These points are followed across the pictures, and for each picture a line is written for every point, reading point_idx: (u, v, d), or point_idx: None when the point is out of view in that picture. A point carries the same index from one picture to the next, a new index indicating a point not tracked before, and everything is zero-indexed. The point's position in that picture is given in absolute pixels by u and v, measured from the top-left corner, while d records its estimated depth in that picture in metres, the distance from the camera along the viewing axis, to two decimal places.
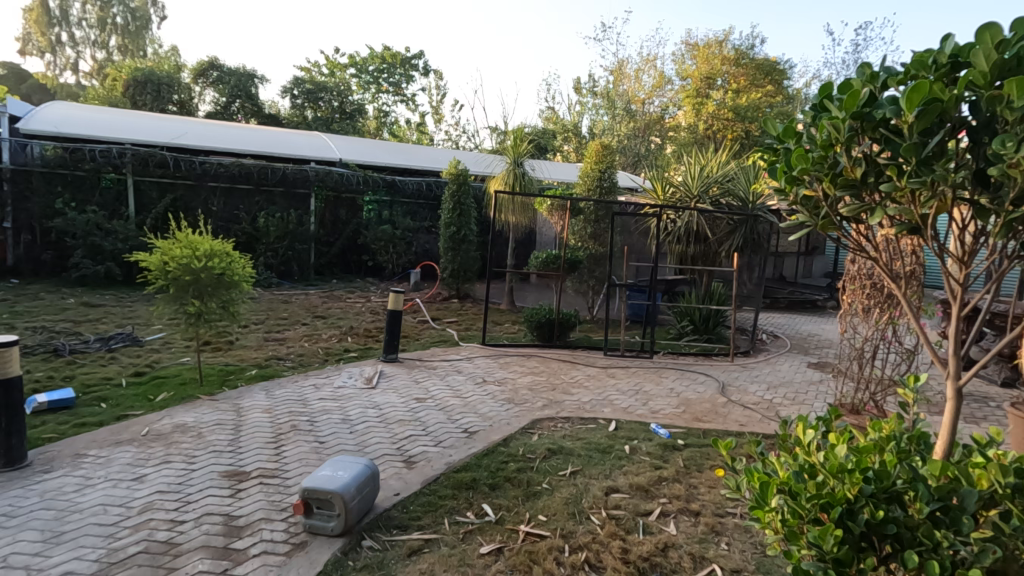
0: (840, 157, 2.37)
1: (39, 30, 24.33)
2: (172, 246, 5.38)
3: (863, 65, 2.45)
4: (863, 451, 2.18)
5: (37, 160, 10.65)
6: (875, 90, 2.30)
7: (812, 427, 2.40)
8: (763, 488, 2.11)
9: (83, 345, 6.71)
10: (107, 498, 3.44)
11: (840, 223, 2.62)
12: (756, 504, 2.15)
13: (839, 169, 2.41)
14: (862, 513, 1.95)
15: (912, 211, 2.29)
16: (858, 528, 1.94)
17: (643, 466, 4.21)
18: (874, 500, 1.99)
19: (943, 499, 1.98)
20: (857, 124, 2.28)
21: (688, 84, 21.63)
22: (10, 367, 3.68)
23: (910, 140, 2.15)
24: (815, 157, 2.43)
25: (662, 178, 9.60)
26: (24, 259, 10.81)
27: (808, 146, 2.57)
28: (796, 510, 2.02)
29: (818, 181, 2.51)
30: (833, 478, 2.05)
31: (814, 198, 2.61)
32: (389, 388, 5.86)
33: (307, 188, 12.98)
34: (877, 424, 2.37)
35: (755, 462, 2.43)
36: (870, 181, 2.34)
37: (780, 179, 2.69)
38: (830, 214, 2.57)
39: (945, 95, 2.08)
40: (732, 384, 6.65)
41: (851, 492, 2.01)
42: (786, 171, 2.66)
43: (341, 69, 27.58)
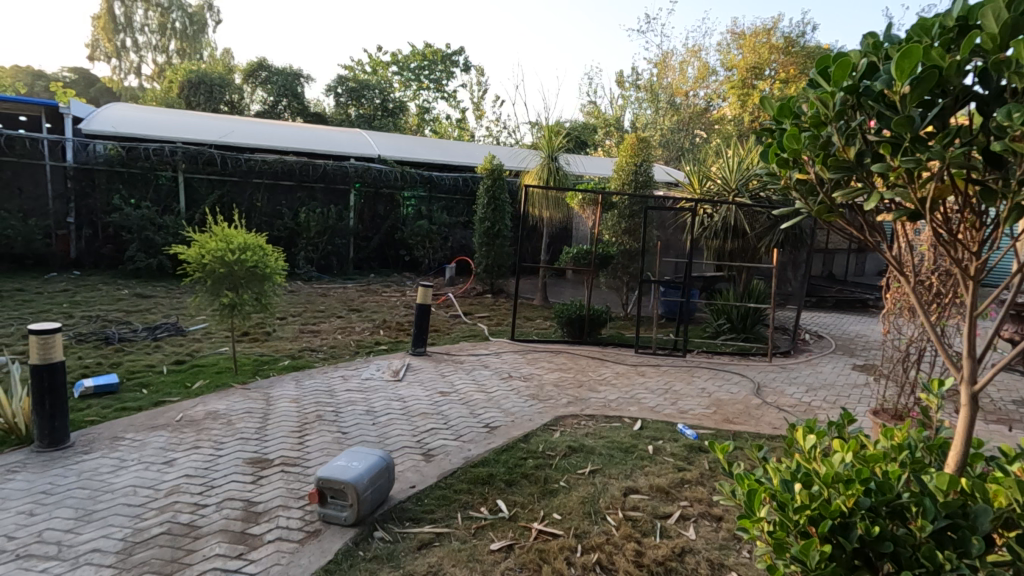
0: (832, 136, 2.21)
1: (105, 36, 25.72)
2: (208, 239, 5.58)
3: (865, 36, 2.28)
4: (867, 461, 2.06)
5: (98, 159, 11.22)
6: (875, 61, 2.12)
7: (817, 434, 2.29)
8: (750, 496, 2.00)
9: (131, 333, 7.06)
10: (137, 479, 3.59)
11: (839, 210, 2.43)
12: (744, 514, 2.03)
13: (832, 150, 2.25)
14: (856, 529, 1.82)
15: (911, 192, 2.10)
16: (851, 545, 1.81)
17: (666, 467, 4.08)
18: (871, 515, 1.86)
19: (953, 517, 1.81)
20: (849, 99, 2.12)
21: (734, 75, 20.92)
22: (53, 353, 3.88)
23: (904, 114, 1.97)
24: (806, 135, 2.28)
25: (699, 171, 9.34)
26: (86, 253, 11.46)
27: (804, 125, 2.40)
28: (784, 522, 1.91)
29: (812, 163, 2.34)
30: (828, 489, 1.94)
31: (808, 181, 2.46)
32: (414, 381, 5.91)
33: (347, 184, 13.26)
34: (888, 430, 2.26)
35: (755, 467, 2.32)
36: (867, 163, 2.16)
37: (772, 162, 2.53)
38: (825, 198, 2.39)
39: (945, 61, 1.89)
40: (767, 385, 6.39)
41: (847, 505, 1.89)
42: (779, 153, 2.48)
43: (384, 67, 28.02)
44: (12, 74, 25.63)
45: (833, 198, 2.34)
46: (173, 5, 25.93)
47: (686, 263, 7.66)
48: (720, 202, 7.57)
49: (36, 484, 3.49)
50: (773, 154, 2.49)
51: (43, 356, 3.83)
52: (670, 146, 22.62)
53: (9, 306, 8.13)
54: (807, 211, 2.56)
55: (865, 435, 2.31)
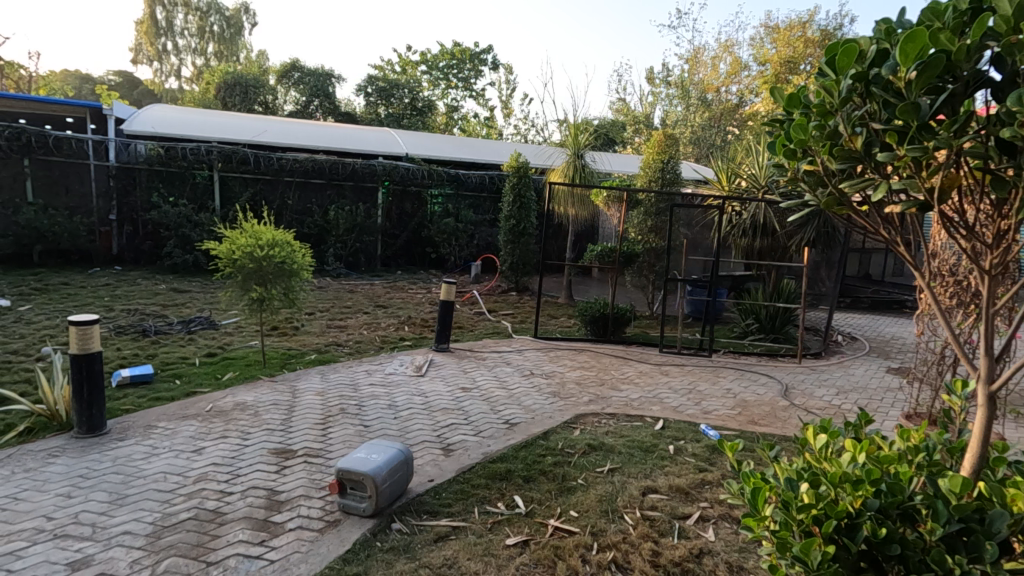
0: (838, 125, 2.15)
1: (148, 40, 26.62)
2: (238, 235, 5.74)
3: (877, 22, 2.21)
4: (881, 462, 1.99)
5: (139, 158, 11.63)
6: (883, 47, 2.06)
7: (830, 435, 2.23)
8: (754, 493, 1.95)
9: (167, 326, 7.30)
10: (168, 466, 3.72)
11: (847, 202, 2.36)
12: (748, 513, 1.98)
13: (839, 139, 2.18)
14: (863, 530, 1.77)
15: (918, 182, 2.04)
16: (857, 546, 1.76)
17: (686, 468, 4.02)
18: (879, 517, 1.81)
19: (965, 521, 1.75)
20: (856, 87, 2.07)
21: (767, 70, 20.46)
22: (90, 343, 4.04)
23: (909, 101, 1.91)
24: (812, 125, 2.23)
25: (728, 167, 9.15)
26: (127, 249, 11.91)
27: (811, 114, 2.34)
28: (787, 522, 1.86)
29: (819, 154, 2.29)
30: (836, 489, 1.89)
31: (816, 173, 2.39)
32: (437, 376, 5.97)
33: (375, 182, 13.43)
34: (904, 432, 2.19)
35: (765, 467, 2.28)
36: (874, 153, 2.09)
37: (779, 154, 2.49)
38: (833, 189, 2.33)
39: (954, 45, 1.83)
40: (796, 387, 6.23)
41: (854, 505, 1.84)
42: (786, 144, 2.43)
43: (413, 66, 28.28)
44: (62, 78, 26.74)
45: (840, 189, 2.28)
46: (212, 9, 26.70)
47: (714, 261, 7.47)
48: (749, 199, 7.38)
49: (74, 469, 3.65)
50: (781, 146, 2.45)
51: (82, 346, 4.00)
52: (701, 143, 22.01)
53: (55, 299, 8.51)
54: (817, 203, 2.49)
55: (881, 435, 2.24)
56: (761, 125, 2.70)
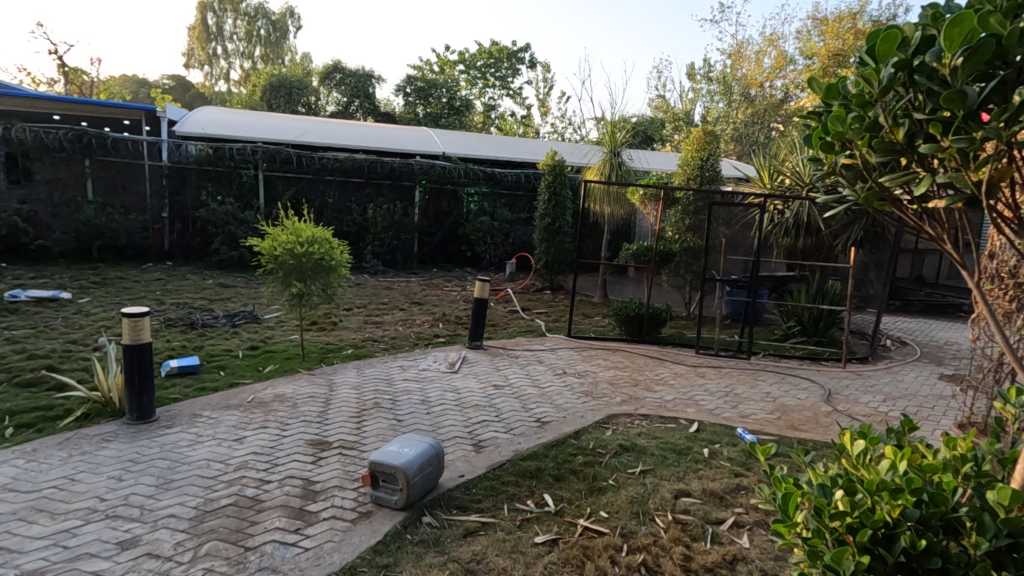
0: (879, 117, 2.06)
1: (200, 45, 27.75)
2: (280, 232, 5.92)
3: (925, 7, 2.09)
4: (923, 471, 1.89)
5: (190, 159, 12.12)
6: (930, 34, 1.95)
7: (869, 442, 2.14)
8: (785, 499, 1.90)
9: (213, 320, 7.60)
10: (211, 454, 3.88)
11: (888, 197, 2.26)
12: (778, 518, 1.92)
13: (879, 132, 2.09)
14: (901, 541, 1.69)
15: (965, 176, 1.93)
16: (893, 558, 1.69)
17: (721, 472, 3.92)
18: (919, 528, 1.73)
19: (1016, 536, 1.66)
20: (897, 77, 1.99)
21: (814, 63, 19.70)
22: (141, 334, 4.23)
23: (955, 90, 1.81)
24: (850, 117, 2.15)
25: (770, 164, 8.88)
26: (177, 245, 12.41)
27: (850, 106, 2.24)
28: (819, 529, 1.79)
29: (857, 147, 2.20)
30: (872, 497, 1.81)
31: (854, 167, 2.29)
32: (470, 373, 6.02)
33: (413, 181, 13.61)
34: (950, 440, 2.08)
35: (800, 472, 2.20)
36: (917, 145, 2.01)
37: (816, 147, 2.40)
38: (873, 183, 2.23)
39: (1005, 30, 1.72)
40: (840, 393, 5.99)
41: (892, 515, 1.76)
42: (823, 138, 2.34)
43: (451, 66, 28.49)
44: (120, 82, 28.09)
45: (881, 183, 2.18)
46: (259, 14, 27.63)
47: (754, 261, 7.22)
48: (793, 197, 7.10)
49: (126, 453, 3.85)
50: (818, 138, 2.36)
51: (133, 338, 4.19)
52: (743, 140, 22.16)
53: (112, 292, 8.98)
54: (856, 198, 2.39)
55: (925, 443, 2.12)
56: (799, 117, 2.61)
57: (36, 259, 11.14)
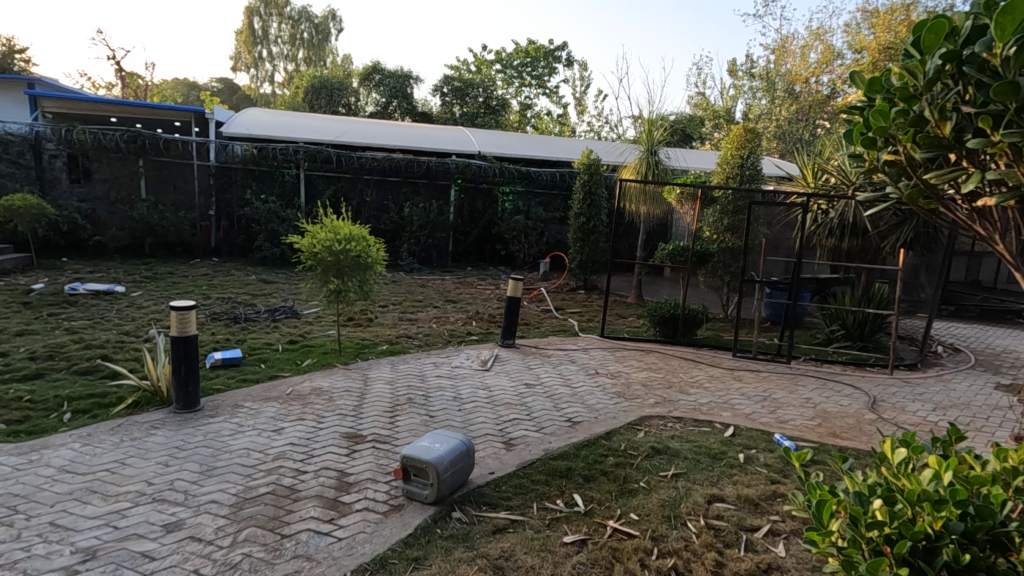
0: (925, 110, 1.97)
1: (246, 48, 28.69)
2: (319, 230, 6.07)
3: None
4: (970, 482, 1.80)
5: (236, 159, 12.51)
6: (980, 23, 1.87)
7: (912, 451, 2.05)
8: (820, 506, 1.84)
9: (255, 314, 7.86)
10: (251, 443, 4.02)
11: (933, 194, 2.17)
12: (812, 526, 1.87)
13: (924, 125, 2.00)
14: (942, 555, 1.62)
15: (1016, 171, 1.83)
16: (934, 571, 1.62)
17: (757, 478, 3.82)
18: (963, 541, 1.65)
19: None
20: (946, 68, 1.92)
21: (863, 58, 18.65)
22: (188, 327, 4.40)
23: (1006, 81, 1.73)
24: (894, 111, 2.05)
25: (815, 163, 8.59)
26: (223, 242, 12.87)
27: (893, 100, 2.15)
28: (856, 540, 1.73)
29: (902, 142, 2.10)
30: (913, 508, 1.73)
31: (899, 163, 2.18)
32: (501, 371, 6.04)
33: (448, 180, 13.75)
34: (1000, 451, 1.97)
35: (838, 480, 2.13)
36: (966, 140, 1.92)
37: (857, 143, 2.29)
38: (918, 181, 2.13)
39: None
40: (885, 400, 5.75)
41: (934, 527, 1.68)
42: (864, 133, 2.24)
43: (488, 66, 28.57)
44: (173, 85, 29.33)
45: (927, 181, 2.09)
46: (302, 18, 28.44)
47: (796, 262, 6.97)
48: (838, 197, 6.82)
49: (172, 440, 4.03)
50: (858, 134, 2.25)
51: (181, 330, 4.39)
52: (786, 137, 21.71)
53: (162, 287, 9.40)
54: (899, 196, 2.29)
55: (973, 454, 2.02)
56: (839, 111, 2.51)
57: (94, 254, 11.77)
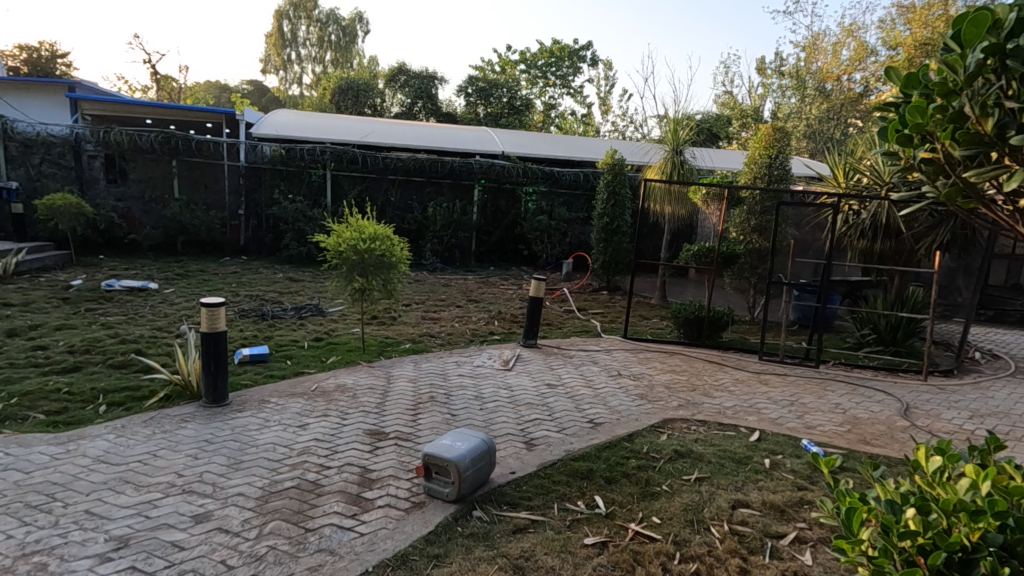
0: (965, 106, 1.90)
1: (275, 51, 29.24)
2: (344, 229, 6.14)
3: None
4: (1009, 493, 1.73)
5: (265, 159, 12.75)
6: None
7: (947, 460, 1.98)
8: (850, 513, 1.79)
9: (281, 312, 8.01)
10: (277, 438, 4.09)
11: (973, 193, 2.08)
12: (841, 534, 1.82)
13: (964, 121, 1.93)
14: (979, 567, 1.55)
15: None
16: None
17: (783, 484, 3.74)
18: (1002, 555, 1.58)
19: None
20: (987, 62, 1.85)
21: (899, 55, 17.98)
22: (218, 324, 4.50)
23: None
24: (932, 108, 2.00)
25: (846, 162, 8.37)
26: (251, 240, 13.14)
27: (930, 96, 2.08)
28: (887, 549, 1.68)
29: (940, 139, 2.03)
30: (948, 518, 1.68)
31: (936, 161, 2.10)
32: (523, 371, 6.04)
33: (472, 180, 13.80)
34: None
35: (870, 488, 2.07)
36: (1009, 136, 1.82)
37: (892, 140, 2.22)
38: (957, 179, 2.05)
39: None
40: (919, 407, 5.58)
41: (971, 539, 1.62)
42: (899, 131, 2.17)
43: (512, 66, 28.58)
44: (205, 87, 30.07)
45: (965, 179, 2.00)
46: (330, 20, 28.88)
47: (826, 264, 6.79)
48: (871, 198, 6.62)
49: (201, 433, 4.13)
50: (893, 131, 2.18)
51: (211, 326, 4.49)
52: (817, 137, 21.28)
53: (193, 284, 9.64)
54: (935, 195, 2.21)
55: (1013, 465, 1.94)
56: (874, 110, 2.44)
57: (130, 251, 12.15)
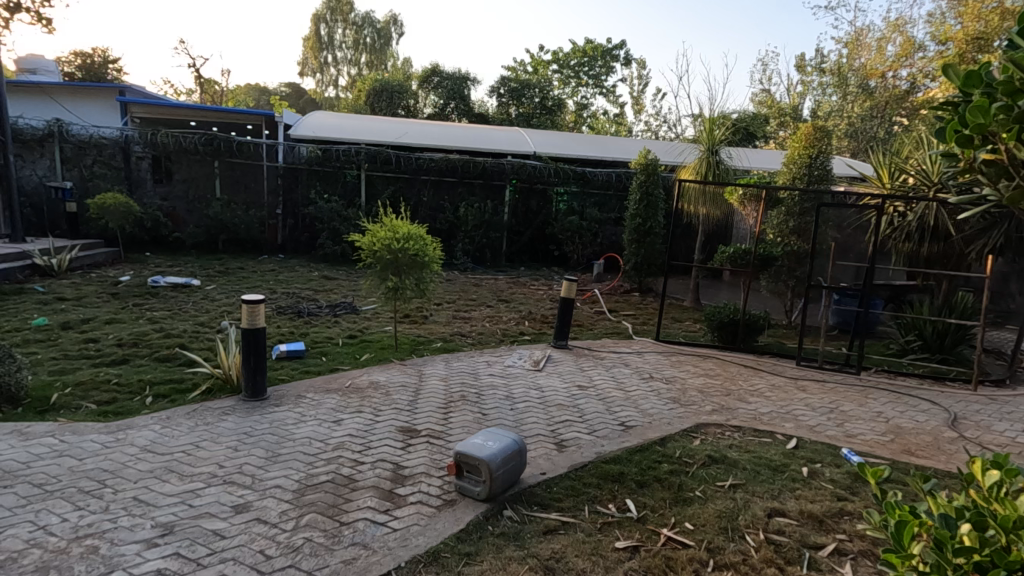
0: None
1: (313, 54, 29.92)
2: (379, 229, 6.24)
3: None
4: None
5: (302, 159, 13.06)
6: None
7: (1007, 475, 1.86)
8: (900, 525, 1.71)
9: (317, 309, 8.19)
10: (313, 432, 4.19)
11: None
12: (890, 547, 1.74)
13: None
14: None
15: None
16: None
17: (822, 494, 3.63)
18: None
19: None
20: None
21: (948, 49, 17.19)
22: (257, 321, 4.63)
23: None
24: (995, 107, 1.79)
25: (891, 162, 8.08)
26: (288, 239, 13.46)
27: (998, 92, 1.85)
28: (941, 565, 1.60)
29: (1008, 142, 1.81)
30: (1007, 536, 1.61)
31: (999, 164, 1.87)
32: (554, 372, 6.03)
33: (503, 180, 13.85)
34: None
35: (920, 501, 1.96)
36: None
37: (949, 141, 1.98)
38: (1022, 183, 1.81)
39: None
40: (968, 418, 5.34)
41: None
42: (957, 131, 1.94)
43: (545, 66, 28.55)
44: (245, 90, 31.02)
45: None
46: (365, 23, 29.40)
47: (869, 267, 6.55)
48: (918, 199, 6.36)
49: (241, 426, 4.26)
50: (952, 132, 1.95)
51: (251, 322, 4.62)
52: (859, 136, 20.58)
53: (233, 281, 9.95)
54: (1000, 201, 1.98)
55: None
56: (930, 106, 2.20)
57: (174, 249, 12.62)
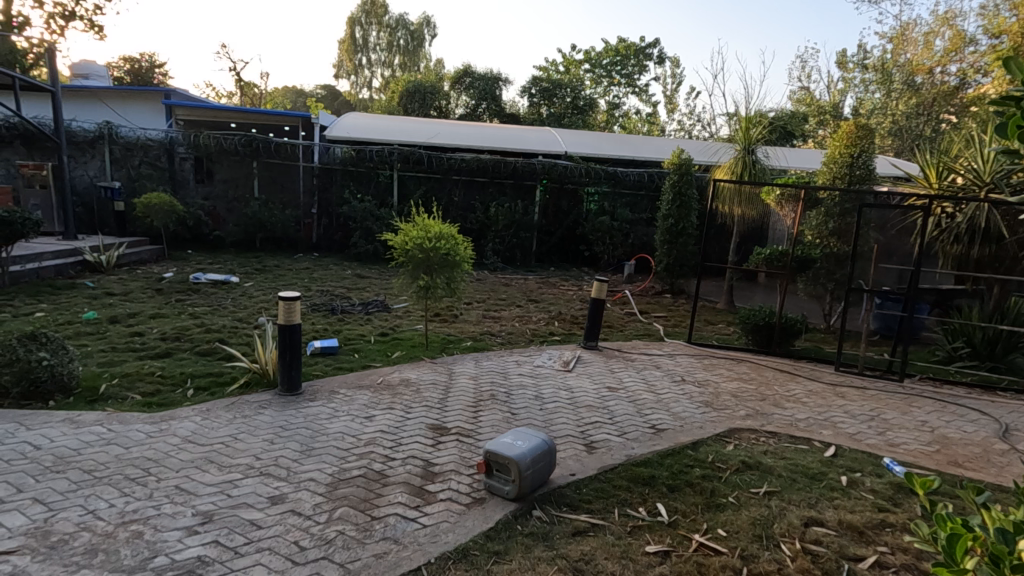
0: None
1: (348, 56, 30.46)
2: (411, 228, 6.32)
3: None
4: None
5: (336, 160, 13.30)
6: None
7: None
8: (953, 539, 1.62)
9: (349, 307, 8.33)
10: (346, 428, 4.27)
11: None
12: (941, 562, 1.65)
13: None
14: None
15: None
16: None
17: (862, 504, 3.51)
18: None
19: None
20: None
21: (1002, 42, 16.44)
22: (293, 317, 4.74)
23: None
24: None
25: (939, 160, 7.74)
26: (322, 238, 13.72)
27: None
28: None
29: None
30: None
31: None
32: (584, 373, 5.99)
33: (534, 180, 13.84)
34: None
35: (973, 516, 1.86)
36: None
37: (1007, 137, 1.82)
38: None
39: None
40: (1021, 429, 5.08)
41: None
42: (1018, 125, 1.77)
43: (576, 66, 28.40)
44: (282, 92, 31.80)
45: None
46: (399, 26, 29.81)
47: (914, 270, 6.28)
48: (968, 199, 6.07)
49: (277, 420, 4.37)
50: (1012, 126, 1.78)
51: (287, 319, 4.73)
52: (904, 134, 19.83)
53: (269, 278, 10.21)
54: None
55: None
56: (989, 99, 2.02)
57: (214, 247, 13.02)
